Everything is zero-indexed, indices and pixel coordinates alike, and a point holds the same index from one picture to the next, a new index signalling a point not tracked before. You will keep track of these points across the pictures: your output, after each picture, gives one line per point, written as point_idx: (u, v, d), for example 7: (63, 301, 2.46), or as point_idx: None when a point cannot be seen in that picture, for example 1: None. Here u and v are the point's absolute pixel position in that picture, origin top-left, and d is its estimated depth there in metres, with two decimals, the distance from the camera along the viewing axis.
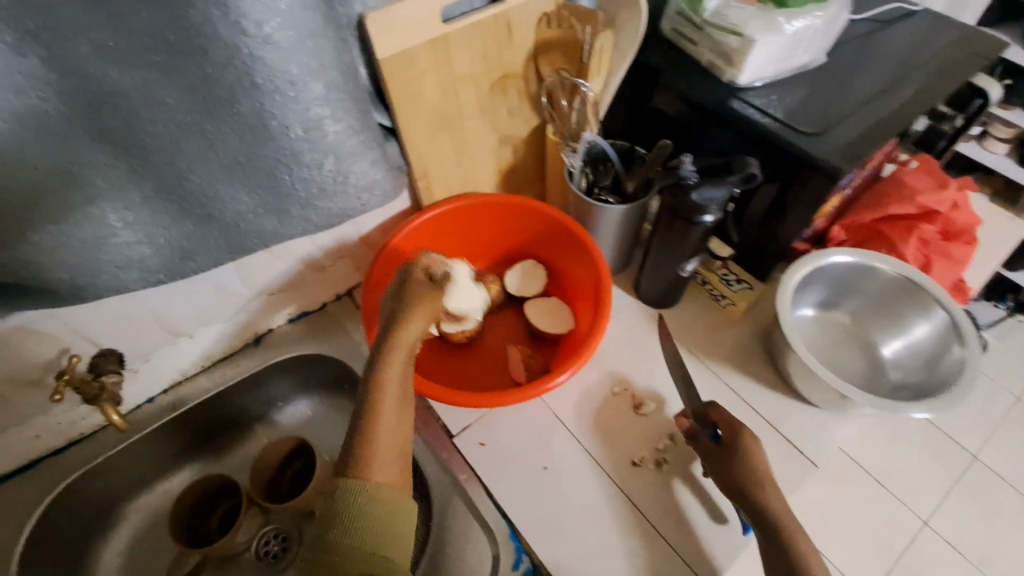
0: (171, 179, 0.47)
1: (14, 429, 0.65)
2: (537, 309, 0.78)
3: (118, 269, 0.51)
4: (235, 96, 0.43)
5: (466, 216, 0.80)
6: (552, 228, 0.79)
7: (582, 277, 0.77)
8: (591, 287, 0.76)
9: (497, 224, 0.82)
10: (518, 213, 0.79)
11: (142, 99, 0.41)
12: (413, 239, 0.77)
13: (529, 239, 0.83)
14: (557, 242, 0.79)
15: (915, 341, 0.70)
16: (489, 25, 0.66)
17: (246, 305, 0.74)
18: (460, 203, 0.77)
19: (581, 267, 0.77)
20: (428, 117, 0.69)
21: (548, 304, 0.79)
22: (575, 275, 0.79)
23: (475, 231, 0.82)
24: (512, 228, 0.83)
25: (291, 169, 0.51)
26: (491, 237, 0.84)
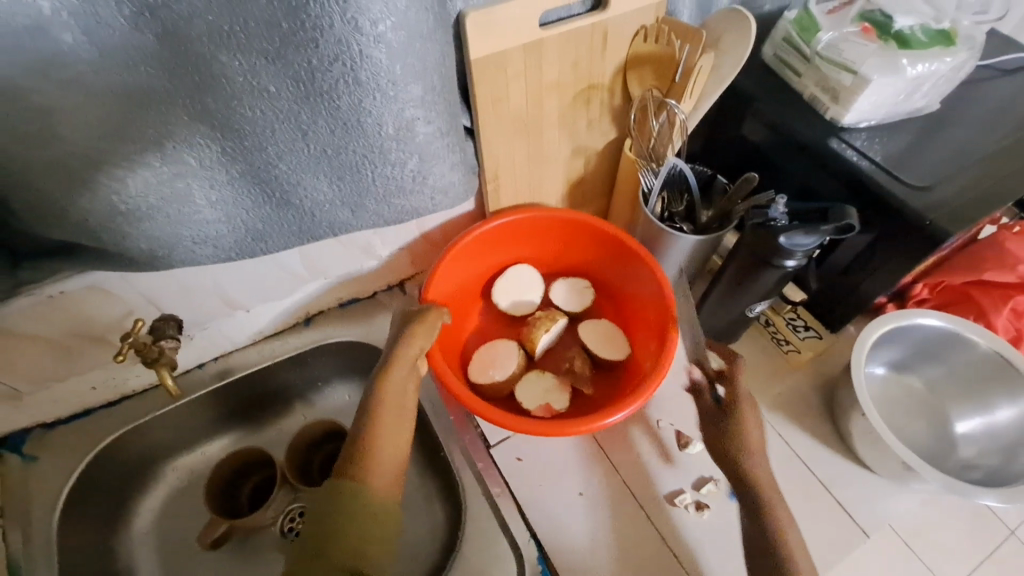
0: (259, 165, 0.47)
1: (72, 379, 0.67)
2: (594, 330, 0.77)
3: (195, 244, 0.51)
4: (337, 91, 0.43)
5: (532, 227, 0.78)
6: (618, 253, 0.76)
7: (645, 303, 0.75)
8: (655, 318, 0.73)
9: (558, 238, 0.80)
10: (587, 231, 0.77)
11: (244, 85, 0.41)
12: (478, 243, 0.75)
13: (591, 261, 0.81)
14: (624, 265, 0.76)
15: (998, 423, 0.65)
16: (586, 33, 0.64)
17: (305, 287, 0.74)
18: (527, 214, 0.75)
19: (645, 294, 0.75)
20: (510, 122, 0.67)
21: (606, 330, 0.78)
22: (639, 301, 0.77)
23: (540, 242, 0.80)
24: (573, 246, 0.80)
25: (375, 166, 0.50)
26: (550, 252, 0.82)
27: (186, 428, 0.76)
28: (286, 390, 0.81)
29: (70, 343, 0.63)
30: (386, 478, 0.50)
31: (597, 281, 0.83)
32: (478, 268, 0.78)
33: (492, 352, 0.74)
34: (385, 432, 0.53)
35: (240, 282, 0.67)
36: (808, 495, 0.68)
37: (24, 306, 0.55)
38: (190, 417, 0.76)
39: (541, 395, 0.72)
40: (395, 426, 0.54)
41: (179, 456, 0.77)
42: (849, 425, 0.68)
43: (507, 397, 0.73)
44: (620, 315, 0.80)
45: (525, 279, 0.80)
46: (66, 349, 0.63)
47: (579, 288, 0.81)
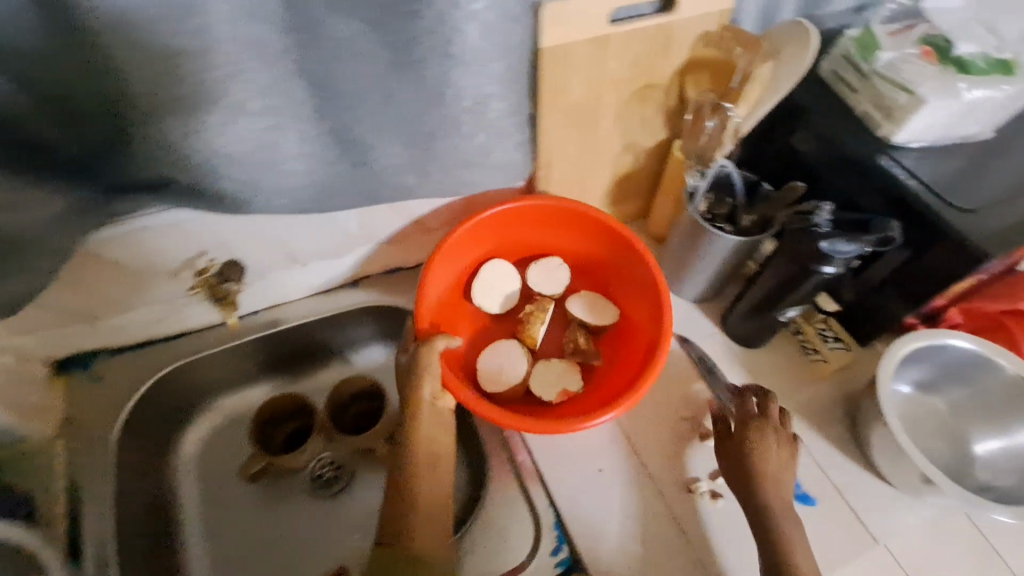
0: (344, 124, 0.52)
1: (137, 313, 0.71)
2: (584, 302, 0.79)
3: (275, 192, 0.55)
4: (427, 61, 0.47)
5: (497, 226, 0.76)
6: (598, 231, 0.77)
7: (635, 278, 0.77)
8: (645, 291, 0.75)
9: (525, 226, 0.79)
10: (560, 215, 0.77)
11: (347, 48, 0.45)
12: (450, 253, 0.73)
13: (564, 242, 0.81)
14: (609, 240, 0.77)
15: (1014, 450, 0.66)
16: (652, 33, 0.67)
17: (357, 249, 0.79)
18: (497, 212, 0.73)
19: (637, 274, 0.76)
20: (569, 111, 0.71)
21: (590, 300, 0.79)
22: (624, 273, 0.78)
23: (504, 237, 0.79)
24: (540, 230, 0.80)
25: (447, 135, 0.54)
26: (521, 236, 0.80)
27: (234, 369, 0.82)
28: (328, 345, 0.86)
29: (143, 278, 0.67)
30: (436, 531, 0.59)
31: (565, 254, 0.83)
32: (451, 275, 0.76)
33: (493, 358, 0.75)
34: (427, 499, 0.59)
35: (301, 235, 0.72)
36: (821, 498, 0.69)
37: (112, 235, 0.60)
38: (236, 359, 0.81)
39: (555, 382, 0.74)
40: (436, 489, 0.60)
41: (224, 395, 0.83)
42: (868, 435, 0.69)
43: (525, 397, 0.75)
44: (601, 282, 0.82)
45: (506, 275, 0.79)
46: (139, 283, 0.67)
47: (555, 265, 0.81)
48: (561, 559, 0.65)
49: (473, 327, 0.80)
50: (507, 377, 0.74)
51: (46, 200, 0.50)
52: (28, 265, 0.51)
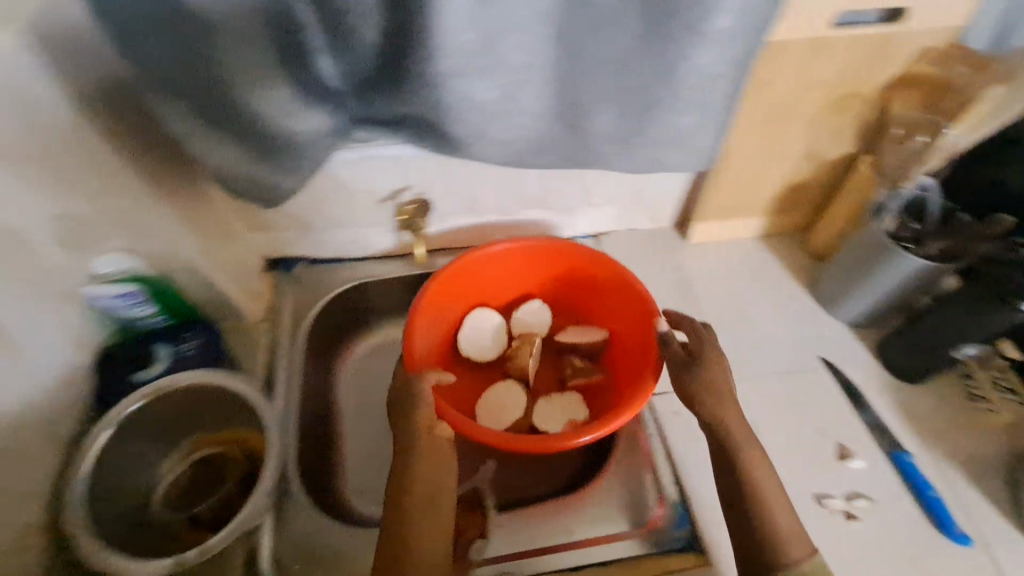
0: (574, 88, 0.57)
1: (337, 231, 0.83)
2: (571, 334, 0.81)
3: (494, 143, 0.62)
4: (673, 39, 0.51)
5: (491, 263, 0.80)
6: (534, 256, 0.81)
7: (614, 302, 0.79)
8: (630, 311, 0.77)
9: (519, 269, 0.82)
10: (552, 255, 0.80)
11: (607, 19, 0.51)
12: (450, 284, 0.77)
13: (556, 276, 0.83)
14: (586, 267, 0.80)
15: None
16: (873, 42, 0.66)
17: (527, 211, 0.86)
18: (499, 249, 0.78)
19: (615, 293, 0.78)
20: (765, 111, 0.72)
21: (572, 330, 0.82)
22: (603, 293, 0.81)
23: (497, 273, 0.82)
24: (530, 270, 0.83)
25: (661, 112, 0.59)
26: (504, 284, 0.84)
27: None
28: None
29: (354, 201, 0.78)
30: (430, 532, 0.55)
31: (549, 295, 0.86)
32: (443, 324, 0.79)
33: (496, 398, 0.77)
34: (421, 508, 0.56)
35: (489, 187, 0.79)
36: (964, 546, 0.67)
37: (351, 156, 0.70)
38: (403, 292, 0.89)
39: (558, 412, 0.75)
40: (433, 494, 0.57)
41: None
42: None
43: (532, 431, 0.76)
44: (574, 301, 0.84)
45: (489, 315, 0.82)
46: (351, 205, 0.78)
47: (537, 305, 0.84)
48: (681, 536, 0.68)
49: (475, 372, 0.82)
50: (510, 411, 0.76)
51: (318, 113, 0.58)
52: (299, 168, 0.62)
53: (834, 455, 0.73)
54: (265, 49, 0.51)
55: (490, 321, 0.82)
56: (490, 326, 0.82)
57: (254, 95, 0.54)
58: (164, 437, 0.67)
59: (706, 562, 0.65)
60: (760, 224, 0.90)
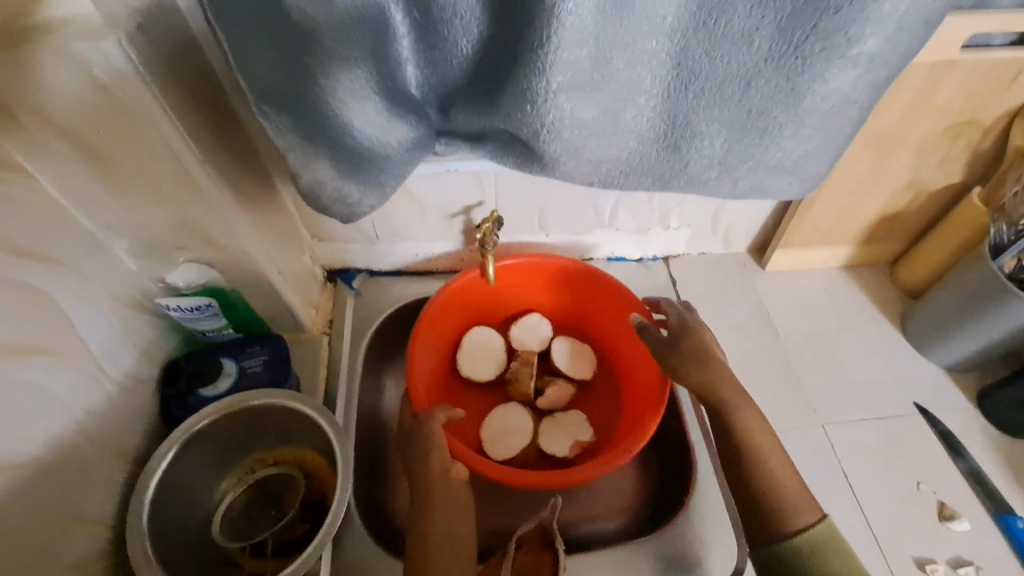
0: (682, 108, 0.53)
1: (400, 244, 0.80)
2: (568, 354, 0.79)
3: (586, 164, 0.57)
4: (809, 60, 0.47)
5: (490, 284, 0.78)
6: (535, 271, 0.79)
7: (613, 321, 0.78)
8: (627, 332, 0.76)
9: (516, 291, 0.81)
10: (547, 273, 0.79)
11: (735, 37, 0.47)
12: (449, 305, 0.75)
13: (554, 298, 0.82)
14: (580, 286, 0.78)
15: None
16: (1004, 67, 0.60)
17: (598, 230, 0.81)
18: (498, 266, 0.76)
19: (614, 313, 0.77)
20: (871, 135, 0.67)
21: (571, 346, 0.80)
22: (599, 313, 0.79)
23: (492, 297, 0.80)
24: (525, 292, 0.81)
25: (776, 137, 0.54)
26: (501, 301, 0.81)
27: None
28: None
29: (422, 214, 0.75)
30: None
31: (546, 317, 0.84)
32: (441, 348, 0.77)
33: (498, 425, 0.74)
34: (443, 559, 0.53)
35: (564, 206, 0.75)
36: None
37: (426, 170, 0.67)
38: None
39: (563, 432, 0.73)
40: (456, 539, 0.54)
41: None
42: None
43: (539, 457, 0.74)
44: (574, 315, 0.82)
45: (487, 338, 0.79)
46: (419, 218, 0.75)
47: (537, 319, 0.81)
48: None
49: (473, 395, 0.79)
50: (514, 434, 0.74)
51: (399, 126, 0.54)
52: (377, 182, 0.57)
53: (932, 514, 0.67)
54: (358, 58, 0.47)
55: (492, 345, 0.79)
56: (489, 351, 0.79)
57: (342, 106, 0.50)
58: (223, 454, 0.65)
59: None
60: (845, 254, 0.85)
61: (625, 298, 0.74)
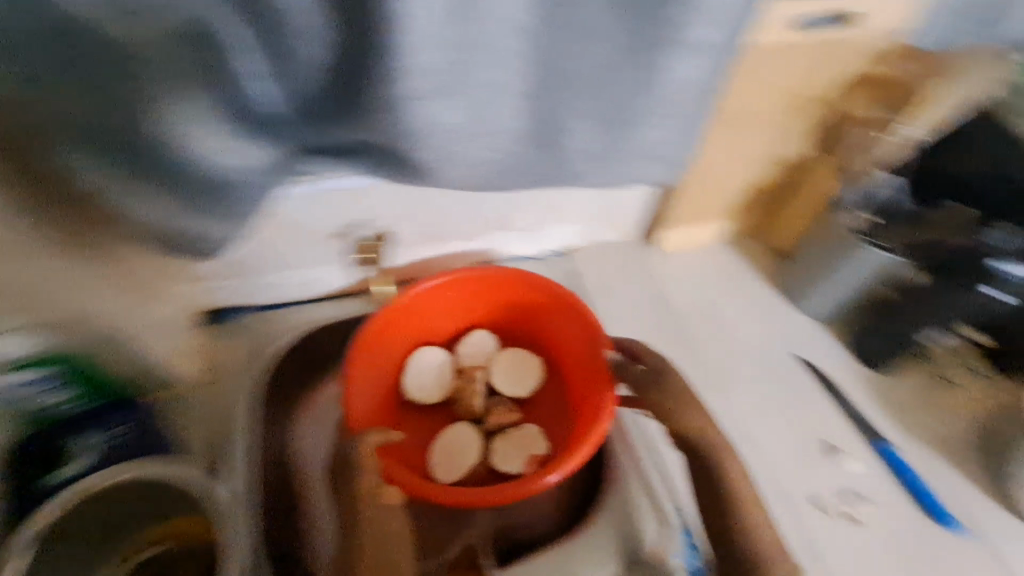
0: (551, 105, 0.53)
1: (282, 274, 0.73)
2: (514, 363, 0.74)
3: (465, 168, 0.56)
4: (655, 49, 0.49)
5: (424, 299, 0.72)
6: (468, 279, 0.73)
7: (555, 324, 0.73)
8: (571, 336, 0.71)
9: (455, 303, 0.74)
10: (483, 280, 0.73)
11: (585, 30, 0.47)
12: (383, 328, 0.68)
13: (495, 308, 0.76)
14: (517, 289, 0.73)
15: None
16: (837, 45, 0.65)
17: (493, 231, 0.79)
18: (432, 281, 0.70)
19: (556, 316, 0.72)
20: (730, 115, 0.70)
21: (519, 354, 0.75)
22: (540, 317, 0.74)
23: (430, 313, 0.73)
24: (465, 303, 0.75)
25: (642, 123, 0.56)
26: (439, 317, 0.74)
27: None
28: None
29: (300, 239, 0.69)
30: None
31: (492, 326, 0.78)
32: (381, 377, 0.70)
33: (447, 447, 0.69)
34: None
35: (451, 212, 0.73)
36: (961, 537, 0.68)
37: (295, 191, 0.62)
38: None
39: (517, 449, 0.68)
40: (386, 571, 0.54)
41: None
42: None
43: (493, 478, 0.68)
44: (522, 322, 0.76)
45: (431, 357, 0.73)
46: (297, 244, 0.69)
47: (482, 331, 0.75)
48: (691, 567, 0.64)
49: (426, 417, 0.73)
50: (465, 456, 0.68)
51: (253, 148, 0.49)
52: (236, 214, 0.53)
53: (823, 455, 0.73)
54: (191, 78, 0.43)
55: (436, 363, 0.73)
56: (434, 370, 0.73)
57: (178, 136, 0.45)
58: (97, 534, 0.58)
59: None
60: (722, 226, 0.90)
61: (561, 298, 0.70)
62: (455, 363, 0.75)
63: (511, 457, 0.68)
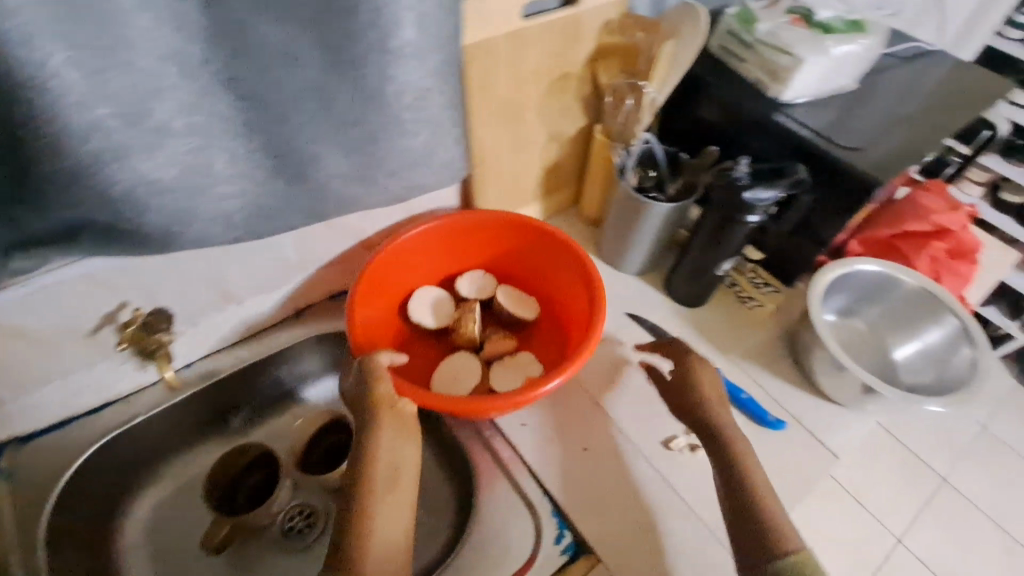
0: (279, 137, 0.49)
1: (54, 385, 0.63)
2: (506, 296, 0.81)
3: (209, 222, 0.51)
4: (365, 59, 0.46)
5: (430, 241, 0.78)
6: (481, 228, 0.79)
7: (541, 259, 0.80)
8: (565, 269, 0.78)
9: (475, 244, 0.82)
10: (500, 226, 0.79)
11: (278, 54, 0.44)
12: (383, 265, 0.73)
13: (504, 253, 0.83)
14: (504, 233, 0.80)
15: (976, 370, 0.68)
16: (563, 25, 0.70)
17: (298, 276, 0.74)
18: (441, 222, 0.75)
19: (541, 251, 0.79)
20: (494, 106, 0.70)
21: (510, 290, 0.82)
22: (526, 255, 0.82)
23: (432, 251, 0.79)
24: (479, 251, 0.82)
25: (392, 137, 0.53)
26: (429, 261, 0.80)
27: (179, 430, 0.74)
28: (280, 384, 0.81)
29: (55, 342, 0.59)
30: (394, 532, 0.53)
31: (500, 270, 0.85)
32: (384, 298, 0.76)
33: (448, 372, 0.76)
34: (385, 519, 0.53)
35: (239, 272, 0.66)
36: (788, 434, 0.74)
37: (16, 296, 0.53)
38: (182, 416, 0.73)
39: (513, 373, 0.76)
40: (403, 512, 0.55)
41: (171, 463, 0.75)
42: (810, 360, 0.76)
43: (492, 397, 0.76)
44: (508, 264, 0.84)
45: (427, 292, 0.80)
46: (54, 348, 0.60)
47: (477, 273, 0.82)
48: (565, 546, 0.65)
49: (421, 342, 0.81)
50: (465, 380, 0.75)
51: None
52: None
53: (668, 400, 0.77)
54: None
55: (429, 292, 0.80)
56: (433, 303, 0.80)
57: None
58: None
59: (597, 560, 0.64)
60: (536, 209, 0.93)
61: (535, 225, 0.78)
62: (450, 298, 0.81)
63: (509, 380, 0.75)
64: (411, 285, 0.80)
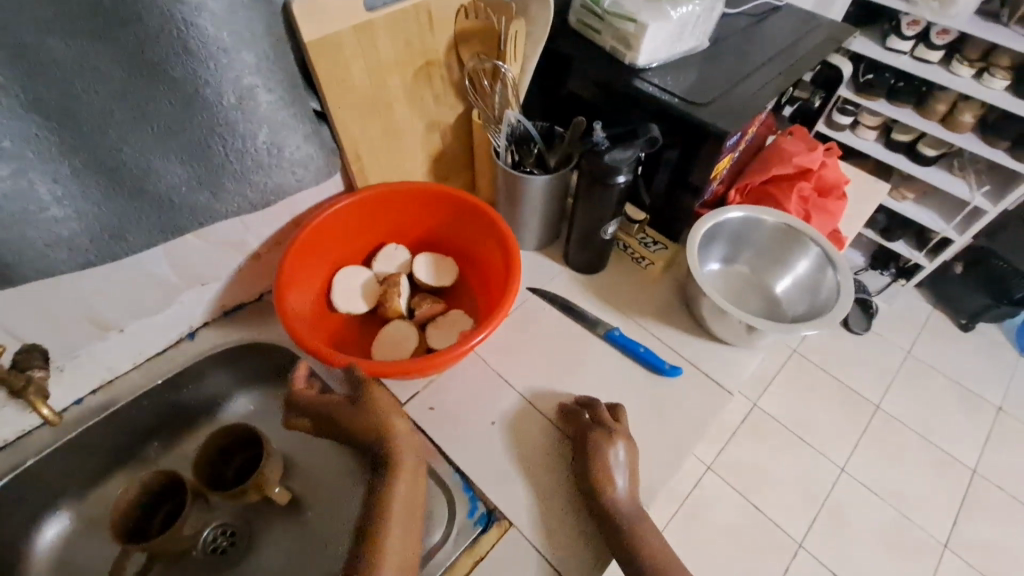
0: (104, 152, 0.49)
1: None
2: (427, 263, 0.83)
3: (48, 248, 0.50)
4: (169, 62, 0.47)
5: (343, 223, 0.78)
6: (388, 202, 0.80)
7: (455, 224, 0.83)
8: (476, 228, 0.81)
9: (387, 220, 0.83)
10: (403, 198, 0.80)
11: (76, 68, 0.44)
12: (298, 254, 0.73)
13: (421, 224, 0.85)
14: (415, 203, 0.82)
15: (838, 292, 0.73)
16: (410, 14, 0.68)
17: (182, 295, 0.72)
18: (349, 201, 0.76)
19: (453, 217, 0.82)
20: (356, 101, 0.70)
21: (432, 258, 0.84)
22: (439, 222, 0.84)
23: (346, 235, 0.80)
24: (391, 224, 0.84)
25: (226, 139, 0.55)
26: (345, 241, 0.81)
27: (78, 470, 0.72)
28: (185, 408, 0.79)
29: None
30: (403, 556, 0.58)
31: (417, 240, 0.87)
32: (309, 285, 0.77)
33: (385, 345, 0.77)
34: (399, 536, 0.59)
35: (110, 299, 0.64)
36: (685, 379, 0.78)
37: None
38: (79, 454, 0.71)
39: (445, 330, 0.78)
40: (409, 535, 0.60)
41: (75, 505, 0.73)
42: (700, 307, 0.80)
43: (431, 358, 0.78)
44: (423, 231, 0.86)
45: (351, 275, 0.81)
46: None
47: (393, 247, 0.84)
48: (478, 517, 0.66)
49: (352, 323, 0.81)
50: (401, 347, 0.77)
51: None
52: None
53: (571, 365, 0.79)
54: None
55: (352, 273, 0.81)
56: (355, 285, 0.81)
57: None
58: None
59: (510, 525, 0.66)
60: None
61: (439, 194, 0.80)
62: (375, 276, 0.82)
63: (444, 337, 0.77)
64: (332, 270, 0.81)
